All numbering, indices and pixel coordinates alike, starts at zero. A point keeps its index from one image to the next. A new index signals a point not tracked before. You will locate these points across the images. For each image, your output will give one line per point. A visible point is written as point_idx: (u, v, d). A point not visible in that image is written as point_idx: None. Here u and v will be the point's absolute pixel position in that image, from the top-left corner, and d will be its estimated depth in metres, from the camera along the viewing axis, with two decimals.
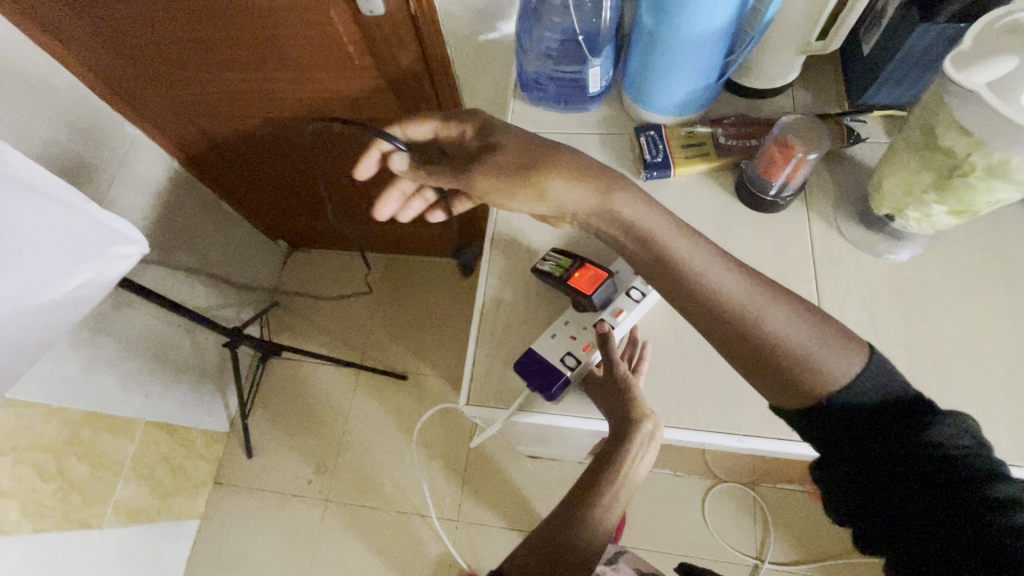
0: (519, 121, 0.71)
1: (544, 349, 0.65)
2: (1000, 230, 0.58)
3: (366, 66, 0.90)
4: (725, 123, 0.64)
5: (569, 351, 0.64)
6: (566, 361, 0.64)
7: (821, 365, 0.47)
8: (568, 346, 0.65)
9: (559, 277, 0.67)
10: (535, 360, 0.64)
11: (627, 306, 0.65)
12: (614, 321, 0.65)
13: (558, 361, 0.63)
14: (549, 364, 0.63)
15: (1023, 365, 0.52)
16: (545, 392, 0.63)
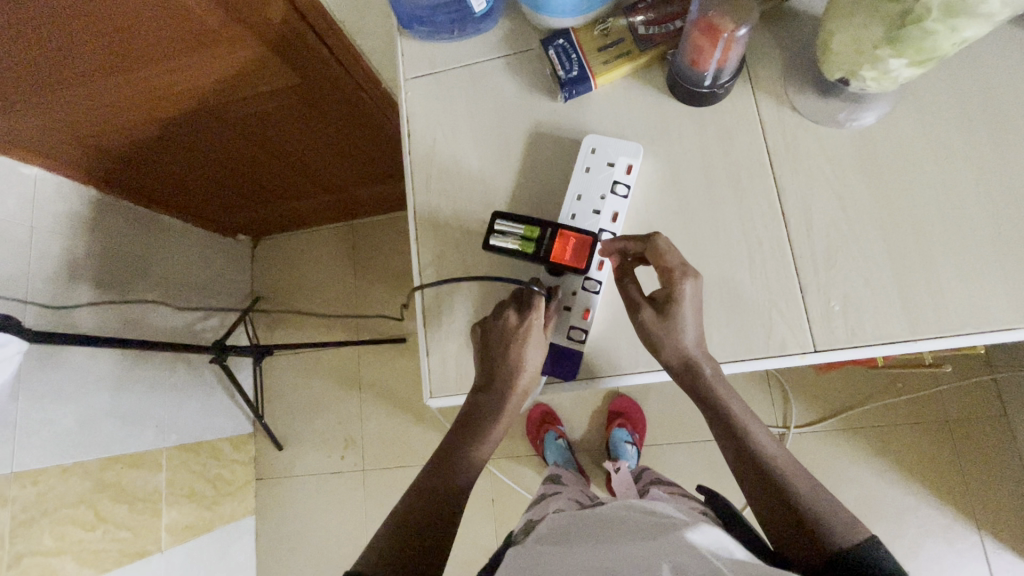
0: (410, 65, 0.61)
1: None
2: (976, 60, 0.49)
3: (239, 36, 0.78)
4: (641, 10, 0.54)
5: (572, 326, 0.55)
6: (574, 337, 0.54)
7: (831, 528, 0.51)
8: (566, 318, 0.55)
9: (532, 253, 0.53)
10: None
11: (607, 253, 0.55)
12: (599, 277, 0.55)
13: (567, 340, 0.54)
14: (556, 346, 0.55)
15: (1010, 215, 0.47)
16: (559, 370, 0.55)
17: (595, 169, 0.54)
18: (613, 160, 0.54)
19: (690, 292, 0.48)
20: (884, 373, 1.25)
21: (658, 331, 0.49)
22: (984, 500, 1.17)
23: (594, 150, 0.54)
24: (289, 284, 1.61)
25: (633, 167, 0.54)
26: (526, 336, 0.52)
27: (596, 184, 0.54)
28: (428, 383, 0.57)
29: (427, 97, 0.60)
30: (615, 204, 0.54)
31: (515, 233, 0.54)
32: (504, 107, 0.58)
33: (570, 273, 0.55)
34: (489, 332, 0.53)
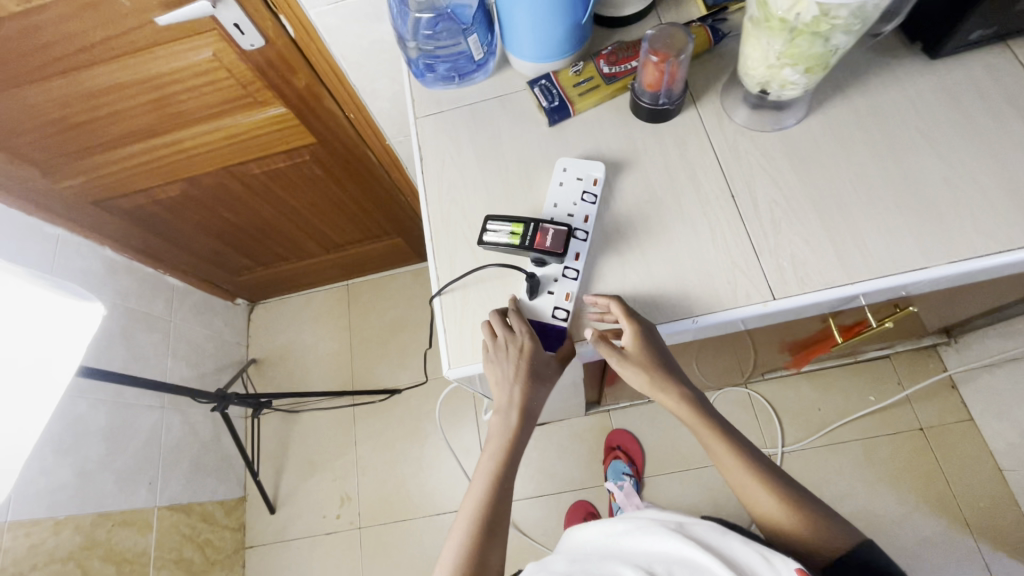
0: (421, 107, 0.75)
1: (532, 308, 0.62)
2: (861, 77, 0.65)
3: (266, 99, 0.92)
4: (604, 55, 0.69)
5: (555, 306, 0.62)
6: (558, 314, 0.61)
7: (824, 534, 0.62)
8: (549, 300, 0.62)
9: (519, 243, 0.62)
10: (535, 323, 0.62)
11: (581, 248, 0.63)
12: (576, 267, 0.62)
13: (551, 317, 0.61)
14: (543, 324, 0.62)
15: (906, 184, 0.59)
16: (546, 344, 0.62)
17: (567, 183, 0.66)
18: (582, 175, 0.66)
19: (657, 330, 0.59)
20: (855, 389, 1.33)
21: (646, 364, 0.59)
22: (971, 503, 1.21)
23: (565, 169, 0.67)
24: (285, 343, 1.65)
25: (599, 181, 0.65)
26: (529, 364, 0.58)
27: (569, 194, 0.65)
28: (446, 356, 0.62)
29: (436, 130, 0.73)
30: (586, 209, 0.64)
31: (507, 228, 0.63)
32: (499, 133, 0.71)
33: (552, 263, 0.63)
34: (495, 369, 0.58)
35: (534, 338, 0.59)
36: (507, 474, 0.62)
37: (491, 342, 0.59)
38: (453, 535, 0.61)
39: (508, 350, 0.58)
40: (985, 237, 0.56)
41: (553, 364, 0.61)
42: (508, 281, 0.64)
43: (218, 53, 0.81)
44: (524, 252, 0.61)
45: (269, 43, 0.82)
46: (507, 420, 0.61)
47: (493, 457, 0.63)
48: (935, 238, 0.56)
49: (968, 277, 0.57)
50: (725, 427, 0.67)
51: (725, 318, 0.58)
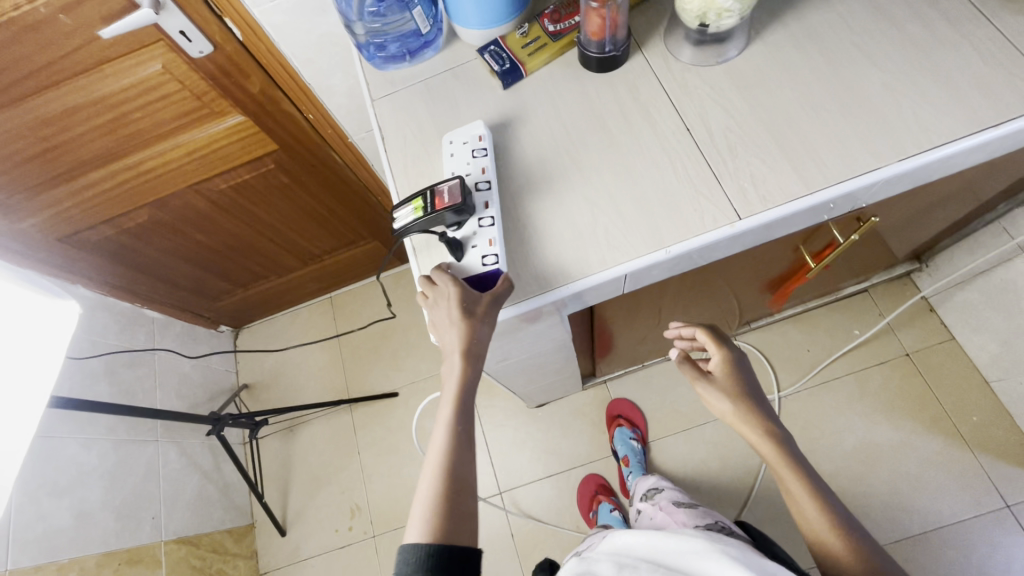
0: (376, 89, 0.75)
1: (460, 268, 0.62)
2: (793, 2, 0.67)
3: (224, 108, 0.92)
4: (548, 15, 0.71)
5: (484, 254, 0.61)
6: (488, 262, 0.61)
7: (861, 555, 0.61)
8: (478, 252, 0.61)
9: (423, 213, 0.61)
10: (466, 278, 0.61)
11: (486, 197, 0.64)
12: (489, 215, 0.63)
13: (482, 267, 0.61)
14: (481, 273, 0.61)
15: (850, 94, 0.62)
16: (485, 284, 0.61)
17: (456, 151, 0.67)
18: (467, 136, 0.68)
19: (739, 361, 0.70)
20: (840, 326, 1.37)
21: (727, 390, 0.69)
22: (964, 419, 1.24)
23: (451, 140, 0.68)
24: (275, 364, 1.63)
25: (483, 135, 0.67)
26: (462, 307, 0.57)
27: (461, 157, 0.66)
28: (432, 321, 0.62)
29: (394, 109, 0.74)
30: (479, 163, 0.65)
31: (404, 206, 0.63)
32: (455, 102, 0.72)
33: (468, 221, 0.63)
34: (435, 322, 0.59)
35: (460, 284, 0.58)
36: (463, 424, 0.59)
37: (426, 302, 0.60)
38: (416, 495, 0.58)
39: (441, 301, 0.58)
40: (929, 133, 0.58)
41: (487, 303, 0.58)
42: (433, 251, 0.65)
43: (167, 65, 0.81)
44: (431, 222, 0.60)
45: (218, 48, 0.82)
46: (453, 368, 0.58)
47: (449, 406, 0.60)
48: (882, 141, 0.59)
49: (918, 173, 0.60)
50: (808, 470, 0.67)
51: (695, 244, 0.60)
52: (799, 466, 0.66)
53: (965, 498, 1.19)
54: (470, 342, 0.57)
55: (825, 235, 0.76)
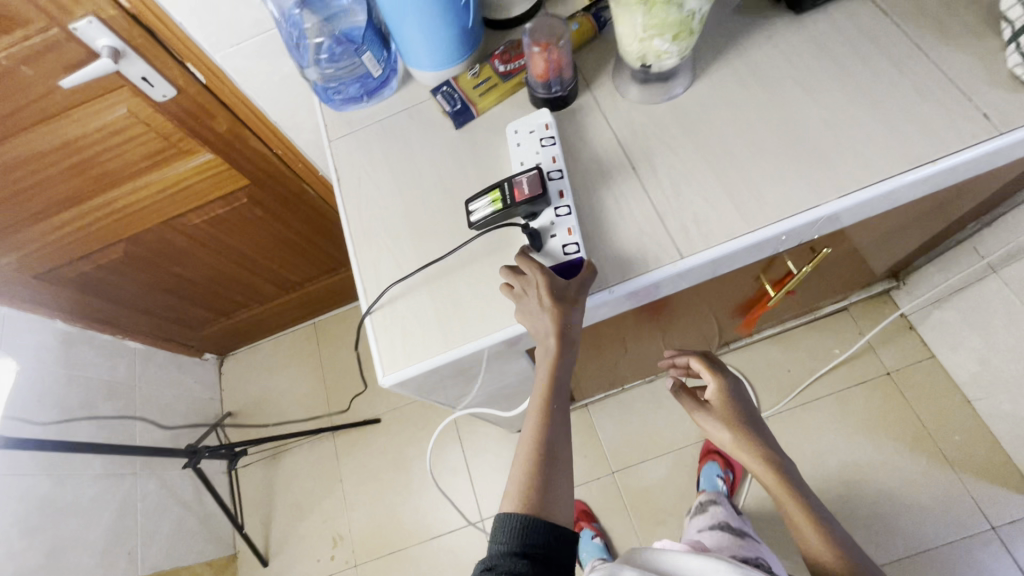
0: (334, 129, 0.77)
1: (543, 256, 0.61)
2: (738, 40, 0.68)
3: (193, 146, 0.93)
4: (498, 56, 0.72)
5: (565, 243, 0.61)
6: (570, 250, 0.61)
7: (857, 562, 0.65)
8: (556, 241, 0.62)
9: (502, 206, 0.62)
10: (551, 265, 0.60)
11: (562, 185, 0.64)
12: (565, 204, 0.63)
13: (564, 255, 0.61)
14: (564, 262, 0.60)
15: (790, 131, 0.62)
16: (568, 271, 0.60)
17: (523, 142, 0.67)
18: (533, 127, 0.68)
19: (736, 387, 0.74)
20: (820, 345, 1.36)
21: (725, 418, 0.72)
22: (948, 440, 1.23)
23: (516, 131, 0.68)
24: (259, 391, 1.63)
25: (550, 125, 0.67)
26: (553, 293, 0.56)
27: (529, 149, 0.66)
28: (380, 364, 0.62)
29: (351, 150, 0.75)
30: (550, 152, 0.66)
31: (484, 197, 0.64)
32: (410, 142, 0.73)
33: (544, 211, 0.63)
34: (524, 314, 0.57)
35: (547, 271, 0.57)
36: (557, 403, 0.59)
37: (512, 293, 0.58)
38: (511, 471, 0.58)
39: (529, 291, 0.57)
40: (868, 171, 0.58)
41: (574, 290, 0.58)
42: (511, 242, 0.64)
43: (132, 109, 0.83)
44: (514, 211, 0.61)
45: (182, 91, 0.83)
46: (547, 349, 0.58)
47: (540, 386, 0.60)
48: (823, 179, 0.59)
49: (859, 210, 0.60)
50: (802, 488, 0.71)
51: (641, 283, 0.60)
52: (793, 485, 0.71)
53: (949, 520, 1.17)
54: (566, 325, 0.57)
55: (788, 266, 0.77)
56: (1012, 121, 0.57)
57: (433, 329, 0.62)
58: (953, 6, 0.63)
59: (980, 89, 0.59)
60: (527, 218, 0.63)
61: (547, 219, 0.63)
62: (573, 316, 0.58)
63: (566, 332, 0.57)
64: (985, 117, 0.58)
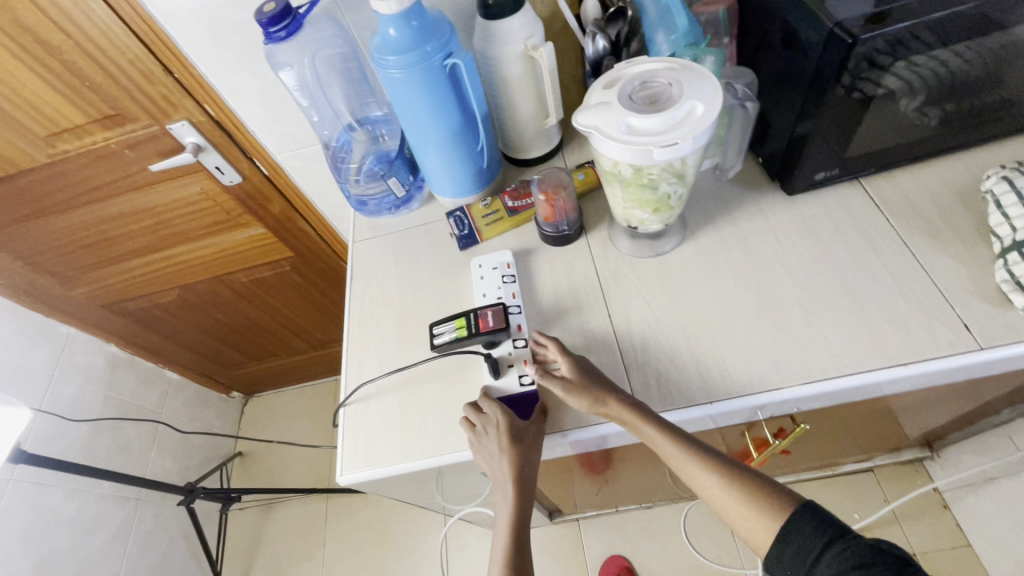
0: (359, 232, 0.86)
1: (498, 387, 0.65)
2: (729, 210, 0.72)
3: (249, 221, 1.07)
4: (509, 193, 0.80)
5: (521, 374, 0.65)
6: (525, 381, 0.65)
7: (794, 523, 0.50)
8: (514, 370, 0.65)
9: (466, 333, 0.66)
10: (506, 398, 0.64)
11: (520, 318, 0.69)
12: (522, 336, 0.68)
13: (520, 387, 0.64)
14: (520, 393, 0.64)
15: (767, 308, 0.63)
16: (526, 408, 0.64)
17: (487, 275, 0.73)
18: (497, 263, 0.74)
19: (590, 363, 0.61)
20: (838, 506, 1.25)
21: (589, 390, 0.58)
22: None
23: (480, 266, 0.75)
24: (272, 437, 1.71)
25: (511, 264, 0.74)
26: (512, 437, 0.58)
27: (492, 282, 0.72)
28: (341, 463, 0.66)
29: (368, 253, 0.83)
30: (511, 288, 0.72)
31: (446, 325, 0.69)
32: (419, 255, 0.81)
33: (502, 341, 0.67)
34: (482, 453, 0.59)
35: (507, 411, 0.60)
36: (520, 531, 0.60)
37: (472, 431, 0.60)
38: None
39: (488, 430, 0.59)
40: (837, 363, 0.58)
41: (532, 429, 0.60)
42: (469, 366, 0.68)
43: (204, 188, 0.97)
44: (475, 341, 0.66)
45: (247, 179, 0.97)
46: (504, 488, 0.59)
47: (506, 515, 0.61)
48: (790, 362, 0.59)
49: (821, 400, 0.59)
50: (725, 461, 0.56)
51: (594, 434, 0.61)
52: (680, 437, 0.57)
53: None
54: (525, 467, 0.59)
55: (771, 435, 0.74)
56: (994, 338, 0.55)
57: (394, 438, 0.65)
58: (945, 210, 0.65)
59: (964, 298, 0.58)
60: (487, 347, 0.67)
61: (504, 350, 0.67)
62: (531, 455, 0.59)
63: (528, 464, 0.59)
64: (966, 327, 0.57)
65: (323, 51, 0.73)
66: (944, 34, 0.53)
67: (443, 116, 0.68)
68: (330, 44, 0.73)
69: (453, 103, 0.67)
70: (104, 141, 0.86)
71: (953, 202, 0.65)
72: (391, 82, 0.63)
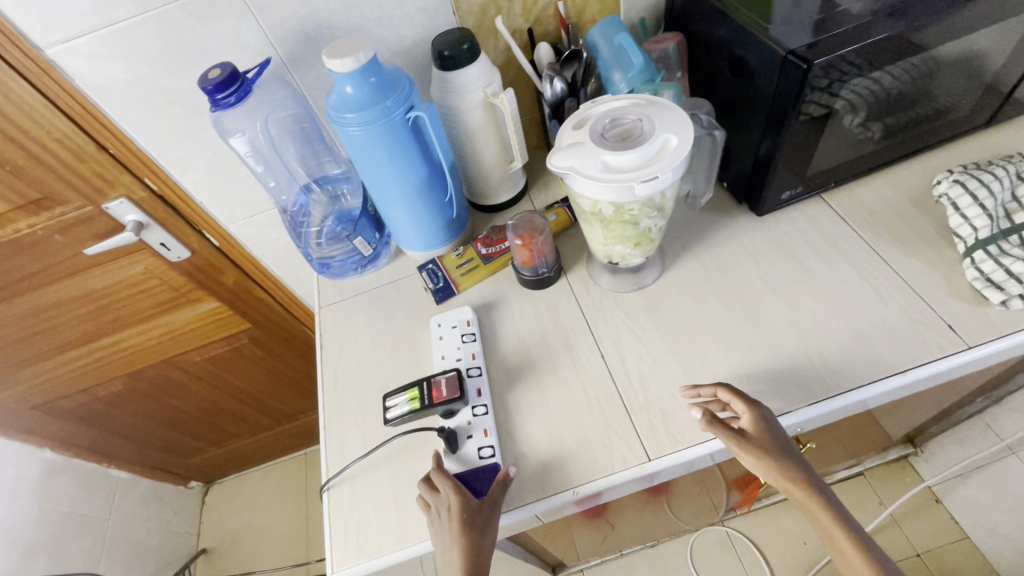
0: (325, 296, 0.81)
1: (456, 460, 0.59)
2: (703, 236, 0.72)
3: (200, 297, 1.00)
4: (481, 239, 0.77)
5: (480, 446, 0.59)
6: (484, 454, 0.59)
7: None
8: (472, 442, 0.60)
9: (419, 406, 0.61)
10: (462, 473, 0.58)
11: (479, 381, 0.64)
12: (482, 403, 0.62)
13: (479, 460, 0.59)
14: (478, 468, 0.58)
15: (758, 330, 0.63)
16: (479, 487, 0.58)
17: (446, 335, 0.69)
18: (455, 322, 0.70)
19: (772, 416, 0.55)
20: None
21: (768, 449, 0.54)
22: None
23: (440, 324, 0.71)
24: (239, 526, 1.55)
25: (471, 321, 0.70)
26: (465, 522, 0.52)
27: (450, 344, 0.68)
28: (331, 558, 0.58)
29: (337, 316, 0.78)
30: (470, 348, 0.67)
31: (398, 395, 0.63)
32: (392, 314, 0.76)
33: (460, 410, 0.62)
34: (436, 542, 0.53)
35: (459, 489, 0.54)
36: None
37: (428, 513, 0.55)
38: None
39: (441, 513, 0.54)
40: (837, 378, 0.57)
41: (488, 508, 0.54)
42: (428, 442, 0.63)
43: (147, 267, 0.90)
44: (430, 413, 0.61)
45: (196, 253, 0.91)
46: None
47: None
48: (791, 383, 0.58)
49: (820, 421, 0.58)
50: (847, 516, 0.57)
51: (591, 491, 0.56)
52: (835, 508, 0.57)
53: None
54: (480, 558, 0.52)
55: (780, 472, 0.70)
56: (979, 336, 0.56)
57: (388, 521, 0.59)
58: (905, 216, 0.67)
59: (941, 298, 0.60)
60: (446, 415, 0.62)
61: (465, 417, 0.62)
62: (484, 542, 0.52)
63: (481, 555, 0.52)
64: (950, 327, 0.58)
65: (275, 114, 0.70)
66: (882, 54, 0.56)
67: (409, 169, 0.65)
68: (282, 106, 0.70)
69: (418, 157, 0.65)
70: (29, 228, 0.78)
71: (910, 208, 0.68)
72: (351, 140, 0.61)
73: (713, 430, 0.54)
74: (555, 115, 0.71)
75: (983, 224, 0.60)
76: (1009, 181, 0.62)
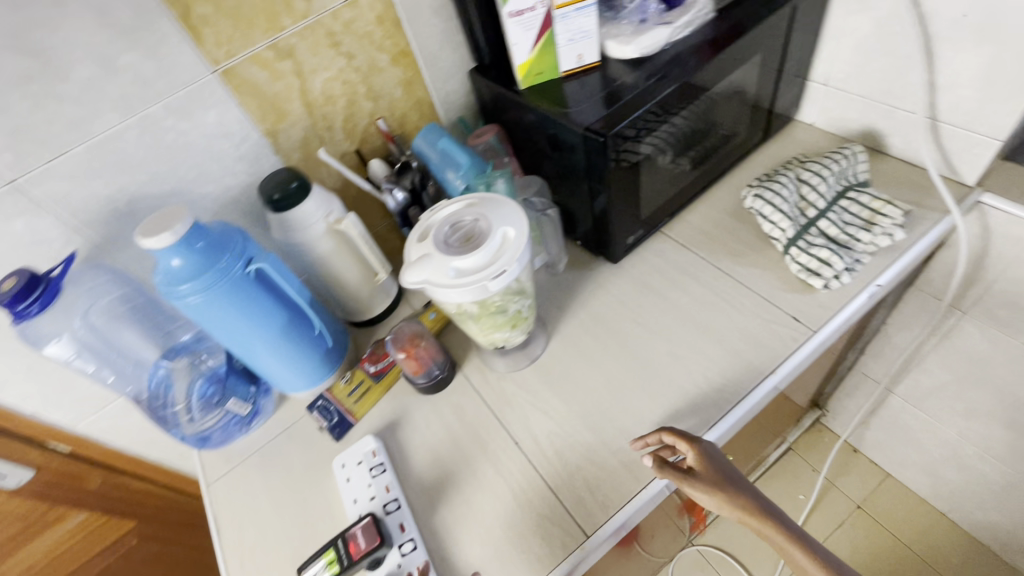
0: (211, 470, 0.72)
1: None
2: (574, 294, 0.76)
3: (60, 514, 0.84)
4: (367, 358, 0.74)
5: None
6: None
7: None
8: None
9: (338, 568, 0.56)
10: None
11: (400, 515, 0.60)
12: (408, 537, 0.58)
13: None
14: None
15: (647, 370, 0.66)
16: None
17: (353, 475, 0.65)
18: (360, 457, 0.66)
19: (714, 447, 0.57)
20: (784, 495, 1.31)
21: (716, 483, 0.55)
22: (948, 564, 1.16)
23: (344, 464, 0.66)
24: None
25: (375, 450, 0.66)
26: None
27: (359, 483, 0.64)
28: None
29: (229, 490, 0.70)
30: (382, 480, 0.63)
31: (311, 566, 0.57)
32: (291, 467, 0.70)
33: (387, 555, 0.57)
34: None
35: None
36: None
37: None
38: None
39: None
40: (724, 395, 0.62)
41: None
42: None
43: None
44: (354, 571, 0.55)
45: (40, 468, 0.77)
46: None
47: None
48: (690, 414, 0.61)
49: (724, 440, 0.61)
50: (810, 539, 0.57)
51: None
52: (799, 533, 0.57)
53: None
54: None
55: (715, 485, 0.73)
56: (818, 320, 0.64)
57: None
58: (731, 231, 0.76)
59: (781, 296, 0.68)
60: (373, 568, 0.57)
61: (396, 559, 0.57)
62: None
63: None
64: (795, 319, 0.65)
65: (96, 304, 0.64)
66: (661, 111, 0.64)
67: (265, 317, 0.62)
68: (103, 293, 0.64)
69: (271, 303, 0.62)
70: None
71: (733, 222, 0.77)
72: (191, 309, 0.57)
73: (663, 473, 0.56)
74: (405, 222, 0.73)
75: (787, 229, 0.69)
76: (794, 184, 0.72)
